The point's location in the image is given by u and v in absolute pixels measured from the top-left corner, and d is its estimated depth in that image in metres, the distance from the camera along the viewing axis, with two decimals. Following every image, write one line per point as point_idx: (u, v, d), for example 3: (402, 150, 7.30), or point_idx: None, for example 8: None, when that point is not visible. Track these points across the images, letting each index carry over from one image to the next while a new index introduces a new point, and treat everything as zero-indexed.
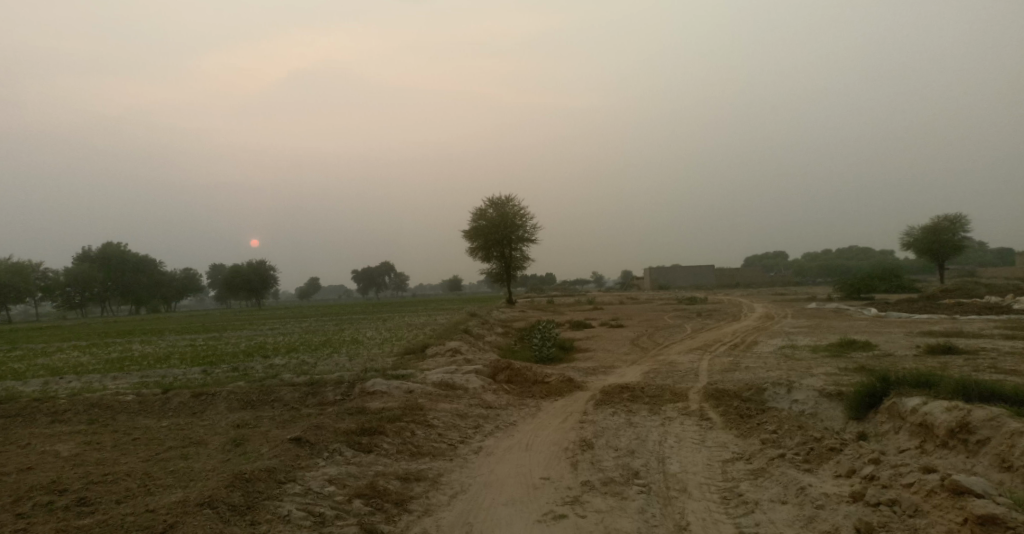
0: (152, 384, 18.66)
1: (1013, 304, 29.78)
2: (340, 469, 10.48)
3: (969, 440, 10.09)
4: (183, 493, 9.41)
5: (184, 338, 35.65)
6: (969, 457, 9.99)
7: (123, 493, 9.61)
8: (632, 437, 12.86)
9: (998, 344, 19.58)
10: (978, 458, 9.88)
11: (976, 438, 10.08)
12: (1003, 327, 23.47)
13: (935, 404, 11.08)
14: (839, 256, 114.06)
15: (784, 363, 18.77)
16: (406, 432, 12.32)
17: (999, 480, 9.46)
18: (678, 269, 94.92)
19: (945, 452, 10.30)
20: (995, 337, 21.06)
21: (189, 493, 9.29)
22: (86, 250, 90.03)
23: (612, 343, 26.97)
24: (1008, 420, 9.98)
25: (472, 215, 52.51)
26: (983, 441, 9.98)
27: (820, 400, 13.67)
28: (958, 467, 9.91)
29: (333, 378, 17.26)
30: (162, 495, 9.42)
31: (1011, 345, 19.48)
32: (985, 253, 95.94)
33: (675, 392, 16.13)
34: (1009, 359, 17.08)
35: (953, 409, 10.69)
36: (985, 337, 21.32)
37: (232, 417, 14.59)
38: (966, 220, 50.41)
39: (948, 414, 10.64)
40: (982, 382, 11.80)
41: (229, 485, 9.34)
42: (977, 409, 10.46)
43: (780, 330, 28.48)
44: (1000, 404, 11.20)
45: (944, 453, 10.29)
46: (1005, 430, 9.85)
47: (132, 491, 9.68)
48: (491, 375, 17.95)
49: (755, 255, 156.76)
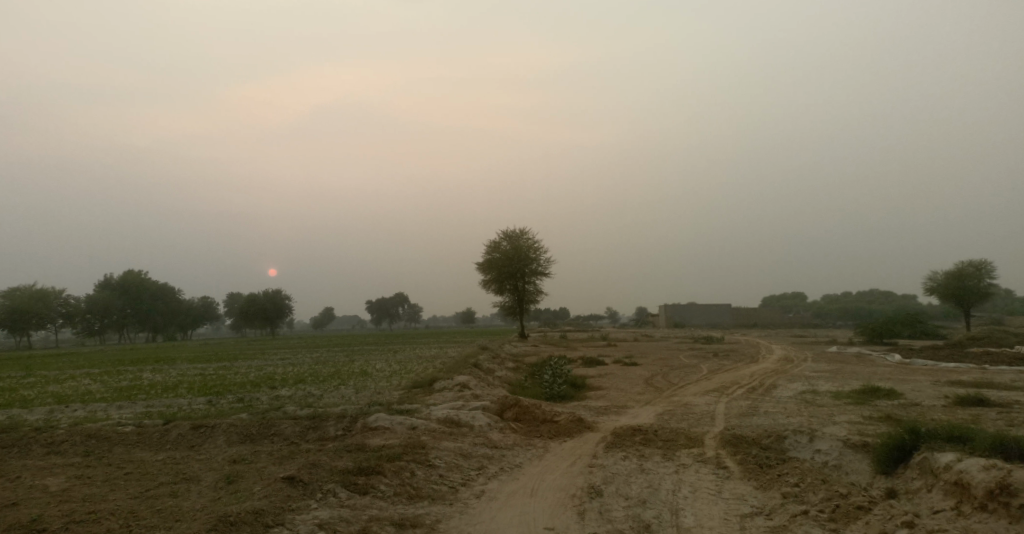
0: (155, 414, 18.13)
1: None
2: (332, 512, 9.87)
3: (1011, 503, 9.38)
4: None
5: (195, 367, 35.19)
6: (1011, 523, 9.27)
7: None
8: (644, 486, 12.17)
9: None
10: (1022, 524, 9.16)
11: (1018, 501, 9.37)
12: None
13: (971, 461, 10.36)
14: (858, 299, 112.69)
15: (804, 409, 18.00)
16: (405, 472, 11.70)
17: None
18: (695, 308, 93.85)
19: (984, 516, 9.56)
20: None
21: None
22: (107, 277, 90.51)
23: (626, 382, 26.24)
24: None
25: (487, 247, 52.15)
26: None
27: (844, 451, 12.91)
28: None
29: (336, 412, 16.67)
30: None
31: None
32: (1009, 299, 94.33)
33: (690, 437, 15.40)
34: None
35: (992, 469, 9.97)
36: (1015, 388, 20.42)
37: (229, 451, 14.04)
38: (992, 266, 49.37)
39: (987, 473, 9.93)
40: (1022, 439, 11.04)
41: (211, 529, 8.74)
42: (1018, 469, 9.75)
43: (800, 374, 27.59)
44: None
45: (983, 516, 9.56)
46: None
47: (113, 532, 9.11)
48: (499, 413, 17.29)
49: (772, 297, 155.23)
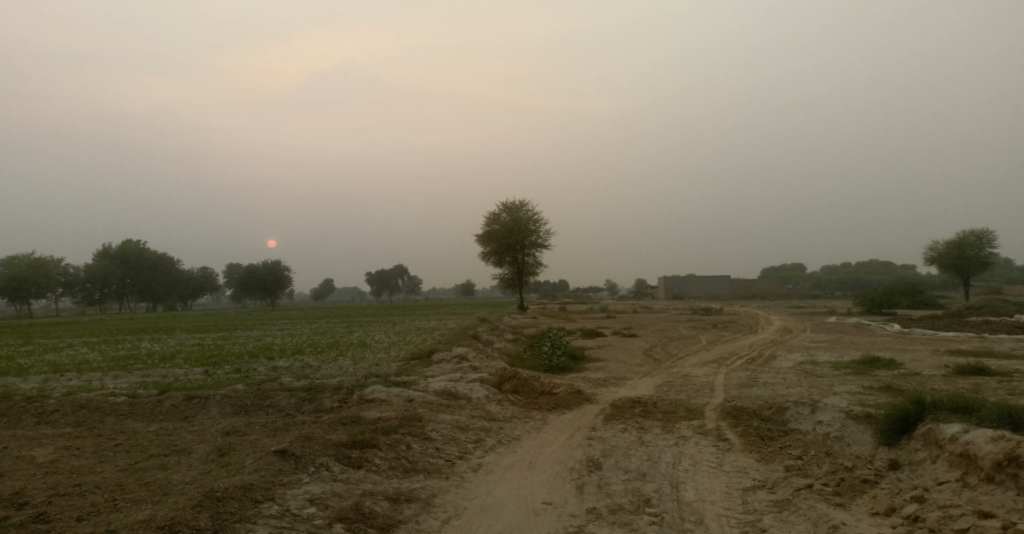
0: (150, 384, 17.91)
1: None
2: (324, 487, 9.66)
3: (1020, 475, 9.16)
4: (149, 510, 8.67)
5: (193, 337, 34.97)
6: (1020, 494, 9.07)
7: (87, 508, 8.90)
8: (644, 458, 11.96)
9: None
10: None
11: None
12: None
13: (978, 432, 10.12)
14: (858, 270, 112.34)
15: (803, 380, 17.79)
16: (400, 445, 11.47)
17: None
18: (694, 279, 93.54)
19: (988, 488, 9.38)
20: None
21: (154, 512, 8.52)
22: (105, 246, 90.18)
23: (625, 354, 26.07)
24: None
25: (486, 219, 51.69)
26: None
27: (846, 422, 12.64)
28: (1005, 507, 9.04)
29: (333, 384, 16.41)
30: (129, 514, 8.65)
31: None
32: (1007, 269, 94.09)
33: (690, 409, 15.16)
34: None
35: (999, 440, 9.74)
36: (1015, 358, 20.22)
37: (222, 423, 13.82)
38: (993, 235, 48.99)
39: (995, 444, 9.69)
40: None
41: (197, 505, 8.53)
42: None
43: (798, 345, 27.38)
44: None
45: (988, 488, 9.37)
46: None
47: (98, 506, 8.89)
48: (497, 385, 17.05)
49: (770, 268, 155.07)
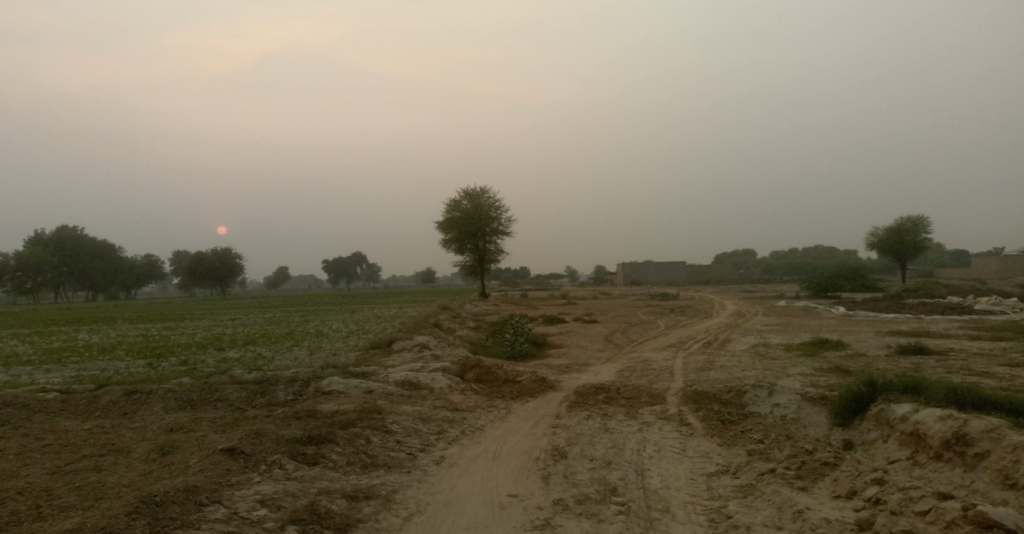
0: (87, 379, 17.14)
1: (981, 305, 29.25)
2: (276, 487, 9.26)
3: (968, 453, 9.15)
4: (78, 521, 8.20)
5: (137, 328, 33.84)
6: (967, 471, 9.08)
7: (8, 522, 8.37)
8: (609, 446, 11.72)
9: (968, 344, 18.84)
10: (978, 473, 8.98)
11: (975, 451, 9.16)
12: (970, 327, 22.86)
13: (928, 411, 10.09)
14: (806, 255, 114.50)
15: (759, 362, 17.80)
16: (359, 440, 11.06)
17: (1003, 499, 8.56)
18: (651, 265, 94.07)
19: (940, 466, 9.37)
20: (965, 337, 20.39)
21: (83, 522, 8.07)
22: (41, 234, 87.09)
23: (585, 340, 25.92)
24: (1010, 433, 9.04)
25: (445, 206, 51.13)
26: (982, 455, 9.06)
27: (803, 404, 12.55)
28: (956, 484, 9.02)
29: (286, 376, 15.88)
30: (57, 527, 8.14)
31: (984, 345, 18.76)
32: (944, 253, 96.80)
33: (652, 394, 14.99)
34: (983, 360, 16.34)
35: (948, 419, 9.73)
36: (956, 337, 20.60)
37: (166, 419, 13.23)
38: (929, 221, 50.14)
39: (943, 423, 9.68)
40: (975, 387, 10.80)
41: (133, 512, 8.09)
42: (975, 418, 9.50)
43: (752, 328, 27.57)
44: (994, 413, 10.19)
45: (940, 466, 9.35)
46: (1006, 442, 8.93)
47: (22, 519, 8.38)
48: (459, 374, 16.68)
49: (722, 254, 157.19)
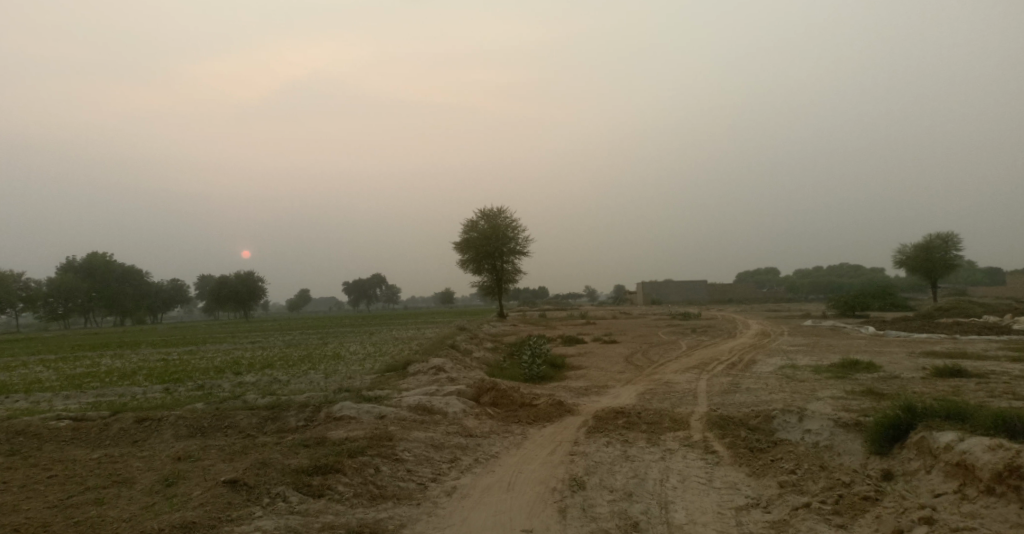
0: (101, 405, 16.79)
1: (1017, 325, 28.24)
2: (277, 523, 8.82)
3: None
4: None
5: (158, 353, 33.65)
6: None
7: None
8: (630, 476, 11.14)
9: (1008, 366, 17.99)
10: None
11: None
12: (1007, 348, 21.99)
13: (976, 440, 9.43)
14: (831, 273, 112.98)
15: (786, 385, 17.10)
16: (367, 469, 10.57)
17: None
18: (672, 285, 93.12)
19: (992, 501, 8.71)
20: (1004, 358, 19.54)
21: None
22: (71, 260, 87.93)
23: (605, 361, 25.32)
24: None
25: (463, 227, 50.83)
26: None
27: (837, 430, 11.88)
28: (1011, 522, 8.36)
29: (299, 401, 15.45)
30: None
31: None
32: (974, 270, 94.95)
33: (675, 419, 14.35)
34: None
35: (999, 449, 9.07)
36: (994, 358, 19.74)
37: (174, 448, 12.83)
38: (959, 238, 49.04)
39: (994, 454, 9.03)
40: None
41: None
42: None
43: (778, 348, 26.80)
44: None
45: (992, 502, 8.70)
46: None
47: None
48: (474, 398, 16.15)
49: (743, 273, 155.66)
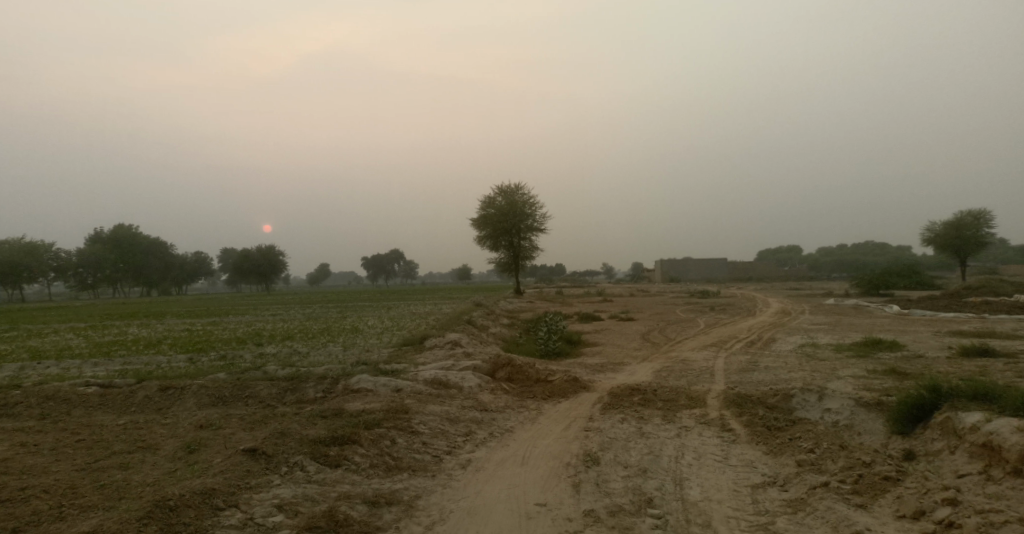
0: (128, 373, 17.08)
1: None
2: (296, 491, 8.98)
3: None
4: (95, 524, 7.97)
5: (182, 323, 34.10)
6: None
7: (27, 521, 8.20)
8: (645, 452, 11.21)
9: None
10: None
11: None
12: None
13: (1002, 421, 9.37)
14: (854, 252, 111.83)
15: (805, 364, 17.04)
16: (384, 441, 10.69)
17: None
18: (691, 262, 92.74)
19: (1016, 483, 8.65)
20: None
21: (98, 527, 7.82)
22: (97, 231, 88.98)
23: (622, 338, 25.35)
24: None
25: (481, 203, 50.82)
26: None
27: (855, 410, 11.85)
28: None
29: (318, 373, 15.62)
30: (73, 530, 7.89)
31: None
32: (1003, 249, 93.60)
33: (692, 396, 14.36)
34: None
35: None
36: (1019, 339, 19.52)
37: (197, 416, 13.03)
38: (990, 216, 48.32)
39: (1020, 435, 8.96)
40: None
41: (145, 518, 7.95)
42: None
43: (798, 327, 26.66)
44: None
45: (1015, 484, 8.65)
46: None
47: (41, 519, 8.24)
48: (491, 373, 16.25)
49: (765, 251, 154.52)
